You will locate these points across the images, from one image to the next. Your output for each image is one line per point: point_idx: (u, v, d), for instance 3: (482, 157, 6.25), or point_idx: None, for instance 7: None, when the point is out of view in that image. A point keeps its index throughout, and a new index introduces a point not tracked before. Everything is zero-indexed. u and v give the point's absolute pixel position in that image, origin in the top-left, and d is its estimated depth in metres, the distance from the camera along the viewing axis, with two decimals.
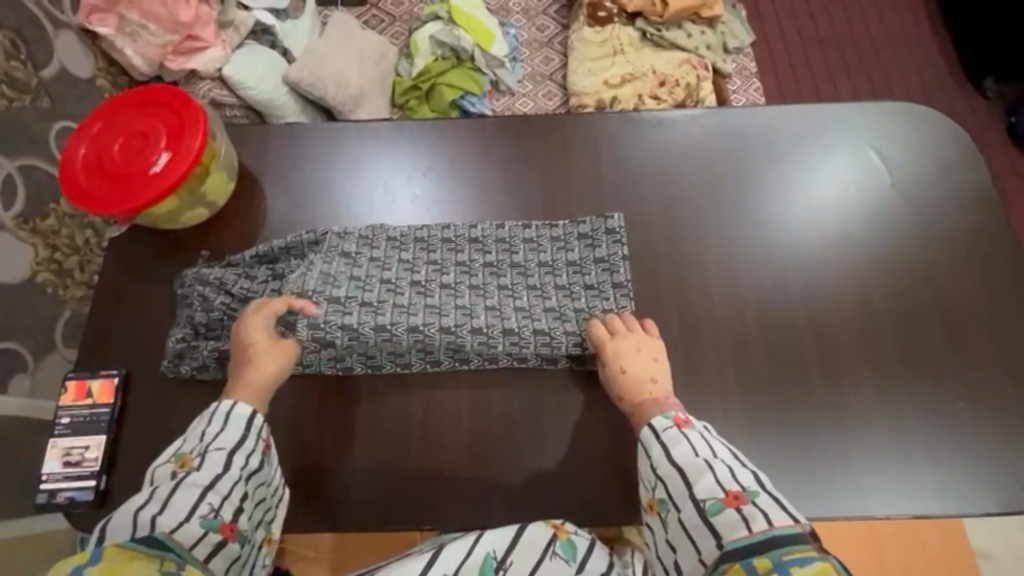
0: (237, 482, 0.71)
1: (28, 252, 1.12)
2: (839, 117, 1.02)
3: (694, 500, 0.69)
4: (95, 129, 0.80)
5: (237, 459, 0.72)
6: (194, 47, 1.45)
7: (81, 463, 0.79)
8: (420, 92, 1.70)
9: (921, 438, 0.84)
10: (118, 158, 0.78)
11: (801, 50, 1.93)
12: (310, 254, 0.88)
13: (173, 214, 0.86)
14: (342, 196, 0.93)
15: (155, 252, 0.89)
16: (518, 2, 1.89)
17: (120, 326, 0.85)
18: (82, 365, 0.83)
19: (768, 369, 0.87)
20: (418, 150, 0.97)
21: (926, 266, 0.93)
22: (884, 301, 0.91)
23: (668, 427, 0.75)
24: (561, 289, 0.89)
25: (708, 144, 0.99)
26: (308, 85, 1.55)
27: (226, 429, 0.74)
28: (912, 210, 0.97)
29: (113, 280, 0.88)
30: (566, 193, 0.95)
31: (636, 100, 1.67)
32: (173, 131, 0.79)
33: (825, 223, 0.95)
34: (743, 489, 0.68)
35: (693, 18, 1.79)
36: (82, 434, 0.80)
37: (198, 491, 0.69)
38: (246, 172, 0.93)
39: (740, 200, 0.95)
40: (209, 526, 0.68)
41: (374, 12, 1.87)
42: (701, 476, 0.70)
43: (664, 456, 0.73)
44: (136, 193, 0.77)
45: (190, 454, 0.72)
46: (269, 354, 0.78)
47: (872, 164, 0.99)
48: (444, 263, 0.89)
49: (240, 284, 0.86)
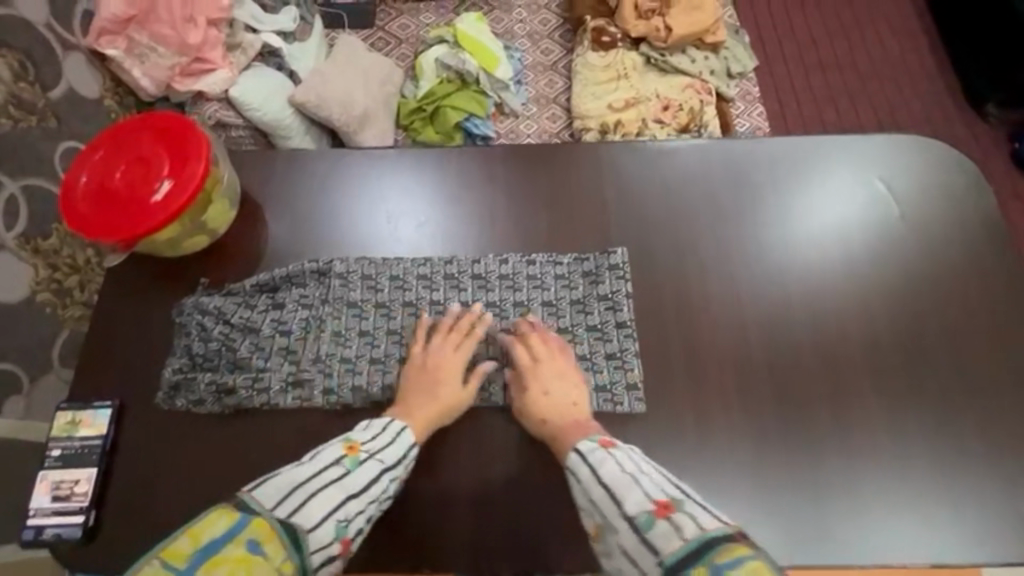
0: (373, 503, 0.72)
1: (28, 272, 1.12)
2: (845, 149, 1.01)
3: (626, 517, 0.67)
4: (97, 157, 0.80)
5: (384, 479, 0.73)
6: (203, 69, 1.46)
7: (70, 497, 0.76)
8: (425, 113, 1.72)
9: (931, 477, 0.82)
10: (120, 185, 0.78)
11: (804, 75, 1.95)
12: (312, 284, 0.88)
13: (174, 241, 0.86)
14: (345, 227, 0.92)
15: (156, 278, 0.88)
16: (522, 26, 1.91)
17: (116, 353, 0.84)
18: (77, 395, 0.82)
19: (775, 402, 0.85)
20: (423, 181, 0.96)
21: (933, 297, 0.92)
22: (892, 335, 0.89)
23: (593, 448, 0.74)
24: (565, 329, 0.88)
25: (713, 175, 0.98)
26: (314, 106, 1.57)
27: (390, 445, 0.75)
28: (919, 239, 0.96)
29: (110, 307, 0.86)
30: (570, 223, 0.94)
31: (640, 124, 1.69)
32: (177, 158, 0.79)
33: (832, 256, 0.94)
34: (670, 498, 0.67)
35: (697, 43, 1.81)
36: (72, 467, 0.78)
37: (344, 494, 0.70)
38: (248, 199, 0.93)
39: (747, 232, 0.94)
40: (337, 533, 0.68)
41: (381, 34, 1.90)
42: (630, 492, 0.68)
43: (596, 478, 0.71)
44: (137, 221, 0.76)
45: (359, 446, 0.74)
46: (447, 388, 0.81)
47: (881, 198, 0.98)
48: (446, 300, 0.88)
49: (240, 314, 0.85)
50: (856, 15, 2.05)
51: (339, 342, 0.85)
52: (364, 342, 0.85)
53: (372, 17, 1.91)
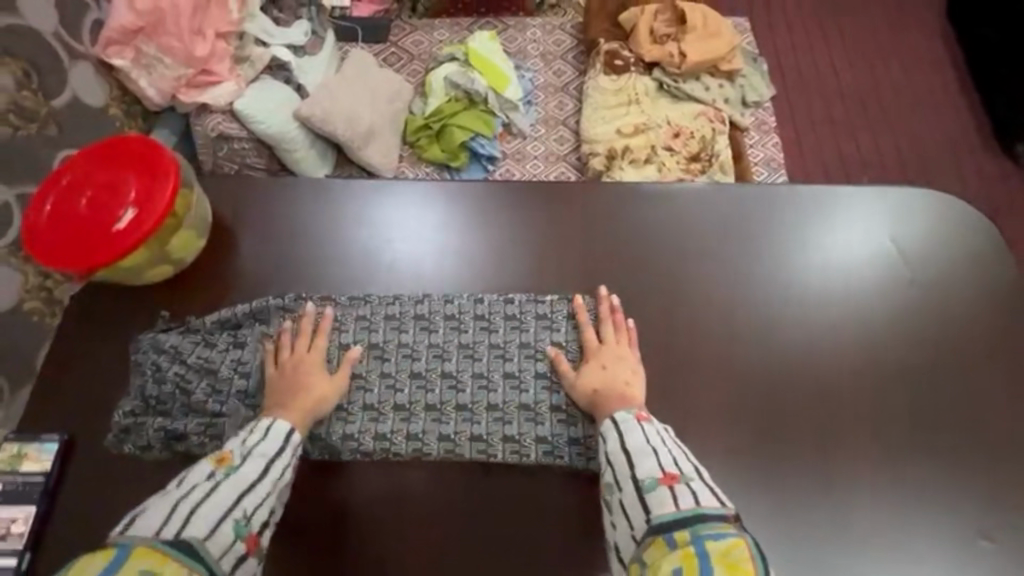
0: (271, 494, 0.70)
1: (17, 280, 1.11)
2: (849, 195, 0.96)
3: (634, 480, 0.69)
4: (64, 183, 0.79)
5: (275, 468, 0.71)
6: (208, 81, 1.47)
7: (7, 537, 0.75)
8: (431, 131, 1.69)
9: (928, 558, 0.76)
10: (86, 213, 0.77)
11: (824, 106, 1.89)
12: (276, 320, 0.84)
13: (138, 269, 0.83)
14: (315, 260, 0.88)
15: (124, 302, 0.86)
16: (536, 46, 1.88)
17: (79, 378, 0.82)
18: (24, 426, 0.79)
19: (764, 466, 0.79)
20: (404, 211, 0.92)
21: (944, 360, 0.85)
22: (896, 399, 0.83)
23: (628, 419, 0.75)
24: (540, 375, 0.83)
25: (708, 218, 0.93)
26: (319, 120, 1.56)
27: (266, 438, 0.73)
28: (932, 295, 0.89)
29: (74, 330, 0.84)
30: (557, 261, 0.90)
31: (650, 151, 1.64)
32: (142, 186, 0.77)
33: (833, 311, 0.88)
34: (680, 473, 0.69)
35: (711, 71, 1.76)
36: (11, 504, 0.76)
37: (233, 497, 0.68)
38: (222, 223, 0.89)
39: (740, 285, 0.89)
40: (237, 533, 0.66)
41: (394, 50, 1.87)
42: (644, 459, 0.70)
43: (613, 440, 0.74)
44: (100, 251, 0.75)
45: (230, 452, 0.72)
46: (314, 379, 0.79)
47: (895, 253, 0.92)
48: (416, 343, 0.85)
49: (197, 353, 0.82)
50: (881, 47, 1.98)
51: None
52: None
53: (386, 31, 1.89)
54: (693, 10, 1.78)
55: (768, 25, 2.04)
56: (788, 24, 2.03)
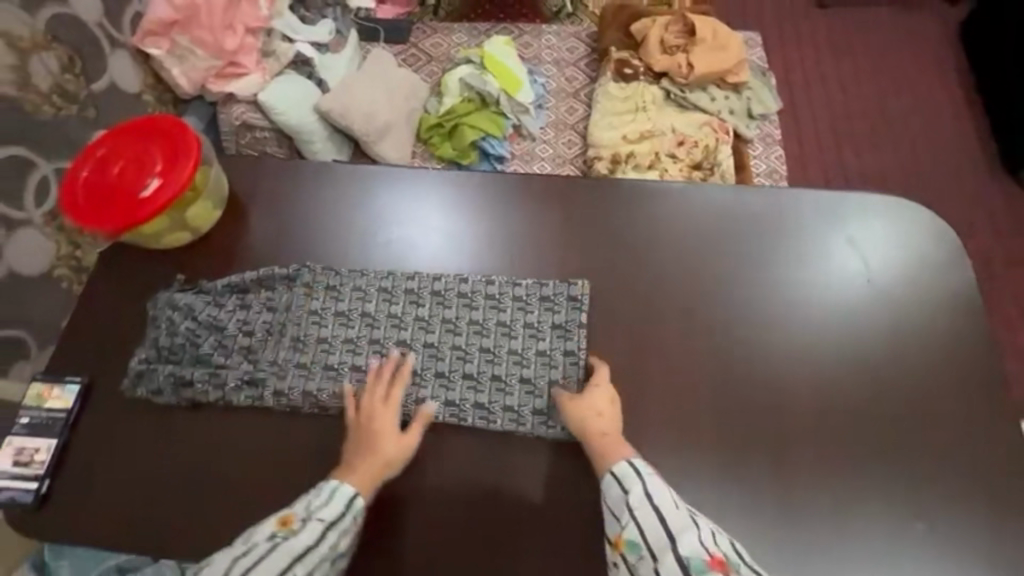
0: (324, 561, 0.73)
1: (50, 248, 1.20)
2: (827, 199, 0.99)
3: (677, 554, 0.69)
4: (100, 153, 0.86)
5: (330, 536, 0.74)
6: (236, 73, 1.55)
7: (30, 463, 0.82)
8: (444, 130, 1.76)
9: (873, 548, 0.80)
10: (116, 180, 0.84)
11: (830, 120, 1.93)
12: (280, 288, 0.91)
13: (157, 233, 0.91)
14: (315, 236, 0.95)
15: (140, 266, 0.93)
16: (551, 53, 1.92)
17: (98, 332, 0.90)
18: (51, 368, 0.87)
19: (725, 451, 0.84)
20: (398, 194, 0.98)
21: (907, 364, 0.89)
22: (857, 398, 0.87)
23: (649, 473, 0.77)
24: (514, 351, 0.89)
25: (693, 216, 0.98)
26: (338, 115, 1.64)
27: (328, 503, 0.75)
28: (903, 301, 0.93)
29: (97, 287, 0.92)
30: (545, 250, 0.96)
31: (653, 158, 1.69)
32: (168, 157, 0.85)
33: (802, 309, 0.92)
34: (724, 554, 0.69)
35: (718, 82, 1.81)
36: (36, 435, 0.83)
37: (289, 560, 0.72)
38: (235, 199, 0.96)
39: (725, 279, 0.94)
40: None
41: (413, 50, 1.91)
42: (685, 531, 0.71)
43: (645, 503, 0.74)
44: (126, 214, 0.83)
45: (294, 513, 0.75)
46: (388, 441, 0.80)
47: (876, 261, 0.95)
48: (403, 315, 0.90)
49: (207, 311, 0.89)
50: (891, 65, 2.00)
51: (296, 347, 0.88)
52: (318, 348, 0.88)
53: (407, 32, 1.94)
54: (703, 23, 1.83)
55: (780, 39, 2.07)
56: (799, 40, 2.07)
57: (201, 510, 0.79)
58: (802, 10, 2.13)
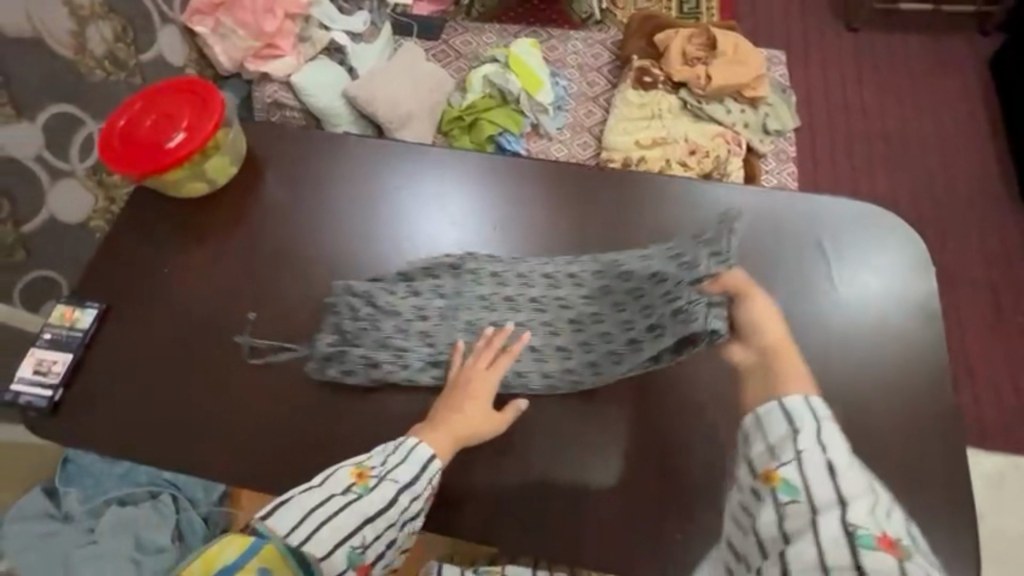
0: (391, 525, 0.79)
1: (89, 201, 1.31)
2: (821, 206, 0.99)
3: (845, 518, 0.59)
4: (135, 106, 0.95)
5: (402, 500, 0.80)
6: (272, 54, 1.65)
7: (49, 373, 0.88)
8: (464, 123, 1.81)
9: None
10: (146, 131, 0.93)
11: (847, 142, 1.94)
12: (441, 274, 0.94)
13: (177, 183, 0.97)
14: (371, 216, 0.99)
15: (158, 211, 0.99)
16: (575, 57, 1.95)
17: (116, 268, 0.96)
18: (76, 292, 0.94)
19: (690, 443, 0.85)
20: (445, 176, 1.03)
21: (885, 375, 0.88)
22: (831, 399, 0.87)
23: (827, 416, 0.68)
24: (575, 326, 0.92)
25: (683, 211, 0.99)
26: (363, 101, 1.72)
27: (406, 466, 0.80)
28: (886, 313, 0.92)
29: (121, 225, 0.99)
30: (529, 227, 0.98)
31: (663, 163, 1.72)
32: (194, 115, 0.94)
33: (792, 312, 0.92)
34: (899, 538, 0.58)
35: (735, 96, 1.84)
36: (57, 349, 0.89)
37: (361, 518, 0.78)
38: (251, 160, 1.03)
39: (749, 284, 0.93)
40: (353, 558, 0.77)
41: (444, 47, 1.97)
42: (861, 495, 0.61)
43: (819, 448, 0.65)
44: (152, 162, 0.92)
45: (370, 469, 0.81)
46: (468, 409, 0.84)
47: (853, 265, 0.95)
48: (474, 295, 0.93)
49: (384, 298, 0.92)
50: (915, 94, 2.01)
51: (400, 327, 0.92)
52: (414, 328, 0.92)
53: (439, 30, 2.01)
54: (725, 38, 1.86)
55: (803, 60, 2.09)
56: (823, 62, 2.08)
57: (186, 440, 0.85)
58: (829, 33, 2.14)
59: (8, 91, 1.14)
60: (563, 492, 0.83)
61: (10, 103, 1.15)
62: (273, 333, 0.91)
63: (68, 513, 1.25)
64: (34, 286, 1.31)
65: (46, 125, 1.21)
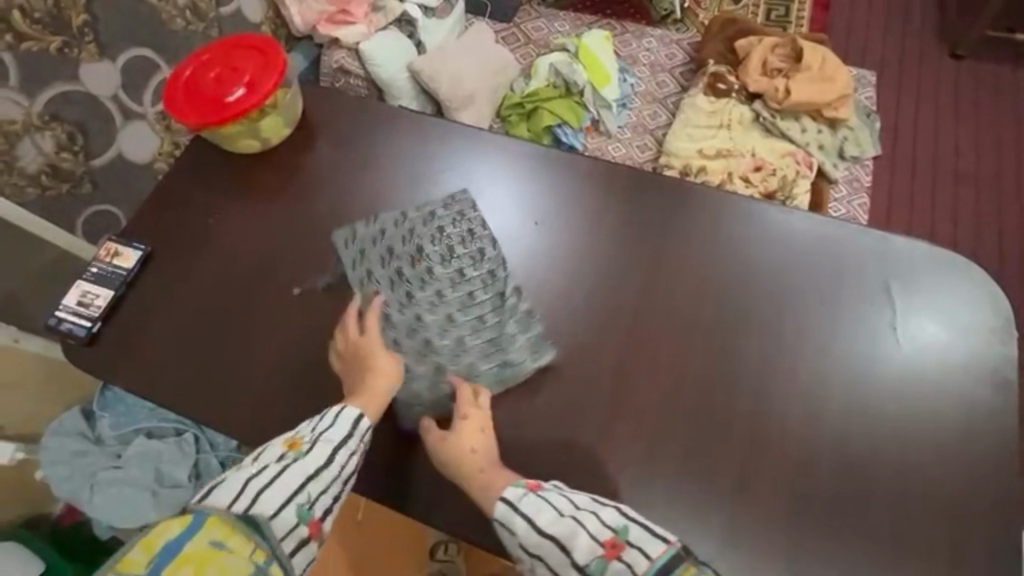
0: (334, 480, 0.73)
1: (154, 143, 1.35)
2: (888, 247, 0.91)
3: (575, 564, 0.67)
4: (203, 58, 0.97)
5: (340, 456, 0.74)
6: (344, 20, 1.68)
7: (89, 306, 0.91)
8: (524, 110, 1.75)
9: None
10: (210, 84, 0.95)
11: (930, 180, 1.80)
12: (466, 259, 0.90)
13: (232, 138, 0.99)
14: (400, 187, 0.99)
15: (212, 162, 1.02)
16: (648, 54, 1.87)
17: (166, 215, 0.98)
18: (126, 232, 0.97)
19: (711, 483, 0.79)
20: (514, 169, 1.00)
21: (938, 443, 0.81)
22: (874, 459, 0.80)
23: (522, 494, 0.72)
24: (573, 325, 0.88)
25: (733, 228, 0.93)
26: (427, 76, 1.71)
27: (335, 424, 0.76)
28: (952, 376, 0.84)
29: (175, 173, 1.01)
30: (564, 246, 0.94)
31: (724, 177, 1.63)
32: (257, 73, 0.95)
33: (831, 354, 0.85)
34: (615, 533, 0.67)
35: (813, 114, 1.72)
36: (99, 284, 0.92)
37: (300, 479, 0.71)
38: (306, 124, 1.04)
39: (785, 316, 0.87)
40: (301, 517, 0.68)
41: (515, 31, 1.93)
42: (573, 539, 0.68)
43: (525, 528, 0.70)
44: (210, 114, 0.94)
45: (301, 437, 0.75)
46: (383, 363, 0.82)
47: (918, 317, 0.87)
48: (485, 280, 0.89)
49: (414, 284, 0.88)
50: (1016, 137, 1.85)
51: (430, 309, 0.87)
52: (456, 318, 0.87)
53: (513, 13, 1.96)
54: (812, 51, 1.75)
55: (896, 84, 1.93)
56: (918, 90, 1.92)
57: (208, 390, 0.87)
58: (930, 58, 1.98)
59: (95, 29, 1.16)
60: None
61: (94, 41, 1.17)
62: (300, 296, 0.91)
63: (99, 436, 1.32)
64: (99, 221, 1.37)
65: (125, 68, 1.24)
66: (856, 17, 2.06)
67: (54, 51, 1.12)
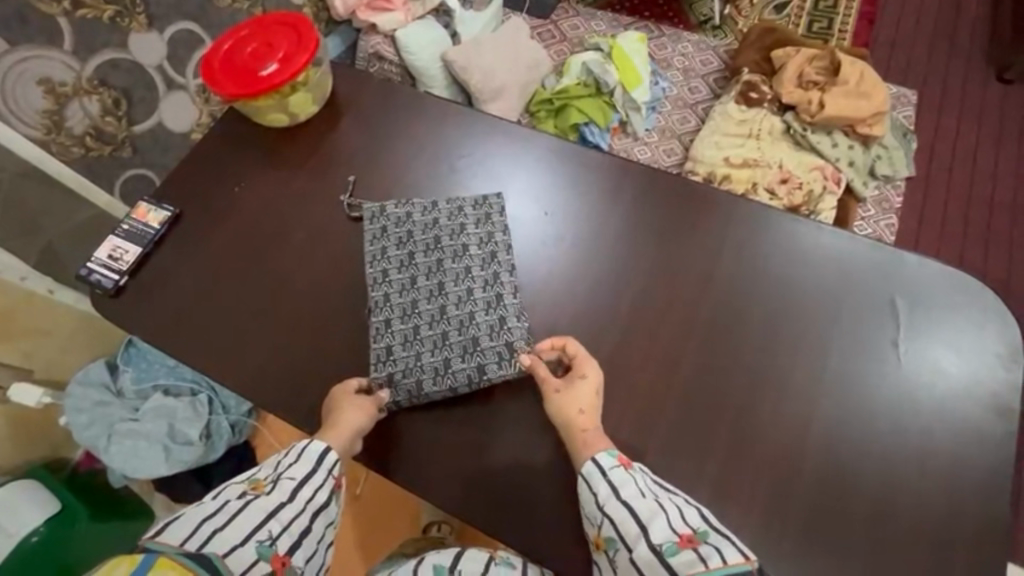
0: (298, 515, 0.73)
1: (194, 113, 1.40)
2: (902, 265, 0.89)
3: (649, 541, 0.68)
4: (242, 34, 1.01)
5: (304, 491, 0.75)
6: (383, 7, 1.71)
7: (118, 260, 0.96)
8: (552, 106, 1.75)
9: None
10: (246, 58, 0.99)
11: (964, 204, 1.75)
12: (483, 257, 0.92)
13: (264, 111, 1.03)
14: (416, 172, 1.01)
15: (243, 134, 1.06)
16: (682, 59, 1.85)
17: (195, 181, 1.03)
18: (157, 195, 1.02)
19: (697, 478, 0.80)
20: (541, 176, 1.00)
21: (934, 462, 0.80)
22: (863, 476, 0.79)
23: (615, 466, 0.75)
24: (576, 318, 0.89)
25: (749, 237, 0.93)
26: (460, 67, 1.72)
27: (299, 460, 0.78)
28: (953, 397, 0.82)
29: (207, 142, 1.06)
30: (566, 259, 0.93)
31: (749, 187, 1.61)
32: (290, 50, 0.98)
33: (834, 372, 0.84)
34: (694, 531, 0.68)
35: (847, 129, 1.68)
36: (127, 241, 0.97)
37: (262, 515, 0.71)
38: (334, 104, 1.07)
39: (795, 335, 0.86)
40: (262, 554, 0.67)
41: (550, 28, 1.93)
42: (655, 519, 0.70)
43: (613, 496, 0.73)
44: (243, 87, 0.97)
45: (264, 479, 0.76)
46: (357, 401, 0.82)
47: (925, 336, 0.85)
48: (501, 278, 0.90)
49: (431, 276, 0.91)
50: None
51: (444, 300, 0.89)
52: (467, 312, 0.88)
53: (550, 11, 1.97)
54: (851, 65, 1.71)
55: (937, 104, 1.88)
56: (960, 112, 1.87)
57: (220, 350, 0.91)
58: (976, 80, 1.92)
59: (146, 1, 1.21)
60: (549, 490, 0.81)
61: (144, 12, 1.22)
62: (314, 267, 0.95)
63: (121, 389, 1.39)
64: (135, 183, 1.42)
65: (171, 39, 1.29)
66: (902, 34, 2.01)
67: (107, 19, 1.18)
